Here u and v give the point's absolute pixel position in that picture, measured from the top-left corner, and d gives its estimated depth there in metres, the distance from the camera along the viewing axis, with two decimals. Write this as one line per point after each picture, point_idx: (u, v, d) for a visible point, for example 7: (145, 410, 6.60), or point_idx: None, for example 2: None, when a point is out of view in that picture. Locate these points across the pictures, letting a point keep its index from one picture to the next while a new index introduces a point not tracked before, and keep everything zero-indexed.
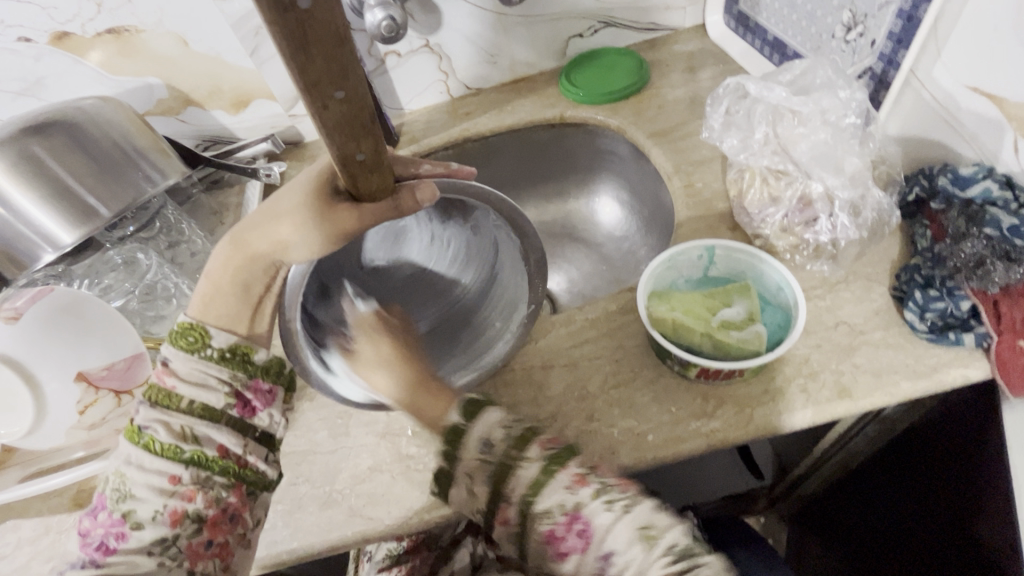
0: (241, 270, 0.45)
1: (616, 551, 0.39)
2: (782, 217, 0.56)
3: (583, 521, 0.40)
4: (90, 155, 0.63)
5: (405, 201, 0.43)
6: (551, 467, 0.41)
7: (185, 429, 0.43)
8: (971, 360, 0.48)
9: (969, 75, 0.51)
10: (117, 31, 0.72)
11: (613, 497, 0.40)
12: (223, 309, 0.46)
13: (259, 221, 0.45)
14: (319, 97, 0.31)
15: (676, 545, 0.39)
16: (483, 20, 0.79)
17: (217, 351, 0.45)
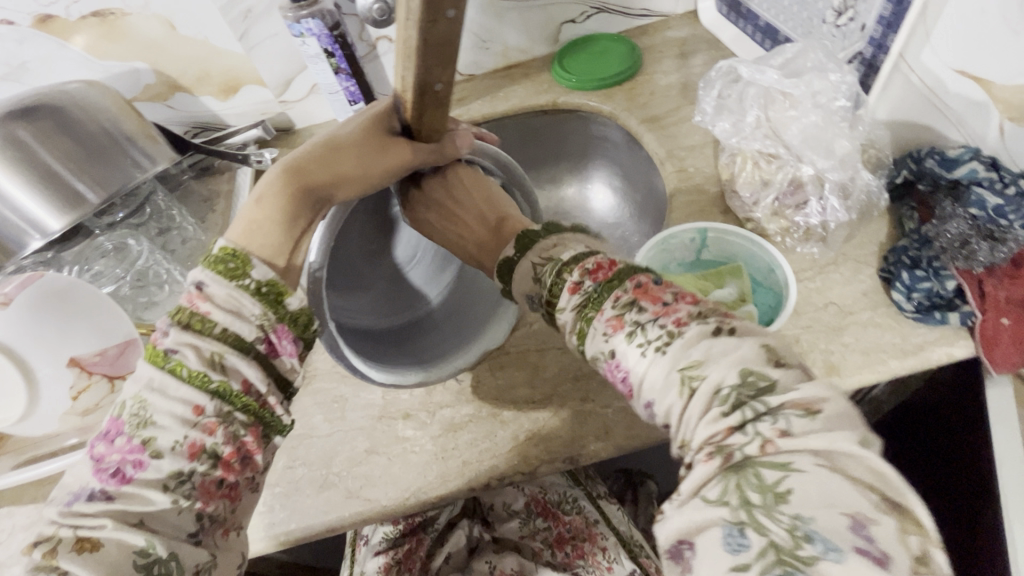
0: (293, 201, 0.45)
1: (655, 399, 0.34)
2: (773, 200, 0.56)
3: (620, 366, 0.35)
4: (77, 140, 0.62)
5: (447, 145, 0.53)
6: (586, 313, 0.38)
7: (214, 356, 0.40)
8: (956, 338, 0.49)
9: (957, 58, 0.51)
10: (103, 15, 0.71)
11: (648, 340, 0.34)
12: (265, 238, 0.44)
13: (314, 152, 0.47)
14: (435, 14, 0.37)
15: (725, 389, 0.31)
16: (476, 4, 0.78)
17: (254, 284, 0.42)
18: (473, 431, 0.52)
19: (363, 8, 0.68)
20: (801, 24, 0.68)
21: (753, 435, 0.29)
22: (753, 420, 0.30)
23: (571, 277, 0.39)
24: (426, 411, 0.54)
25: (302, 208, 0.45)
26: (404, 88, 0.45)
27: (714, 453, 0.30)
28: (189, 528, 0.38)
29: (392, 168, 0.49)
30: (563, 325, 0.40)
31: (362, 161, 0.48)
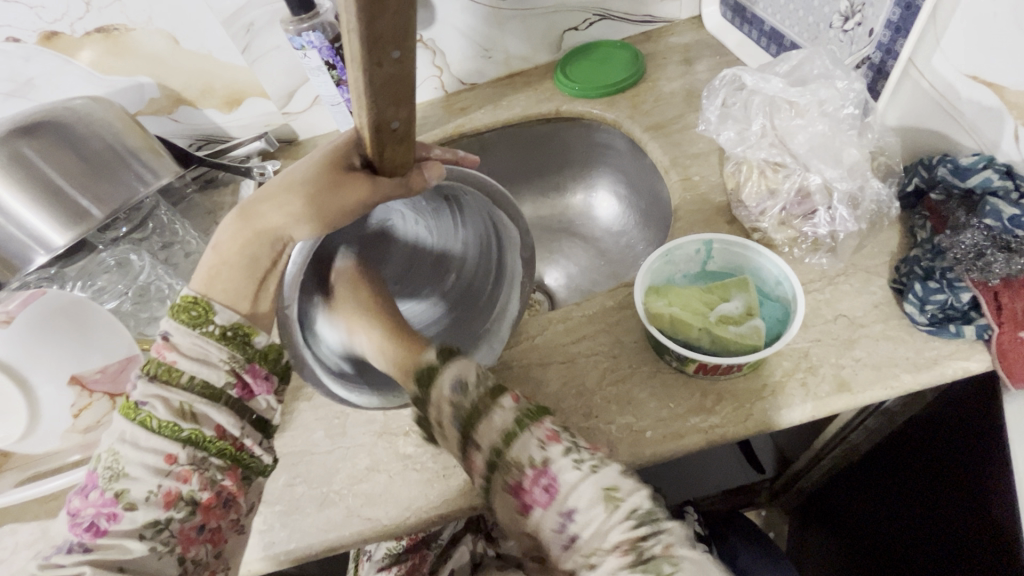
0: (250, 243, 0.43)
1: (580, 509, 0.37)
2: (780, 209, 0.55)
3: (549, 475, 0.38)
4: (81, 155, 0.63)
5: (415, 182, 0.43)
6: (525, 420, 0.40)
7: (184, 406, 0.42)
8: (973, 352, 0.47)
9: (969, 63, 0.50)
10: (107, 30, 0.72)
11: (584, 457, 0.39)
12: (228, 285, 0.44)
13: (274, 194, 0.43)
14: (377, 54, 0.30)
15: (639, 509, 0.37)
16: (477, 14, 0.78)
17: (220, 329, 0.43)
18: None
19: None
20: (807, 28, 0.67)
21: (658, 540, 0.36)
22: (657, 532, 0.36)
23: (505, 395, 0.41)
24: None
25: (262, 255, 0.44)
26: (359, 125, 0.38)
27: (628, 550, 0.35)
28: (172, 571, 0.40)
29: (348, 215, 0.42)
30: (486, 434, 0.40)
31: (316, 203, 0.42)
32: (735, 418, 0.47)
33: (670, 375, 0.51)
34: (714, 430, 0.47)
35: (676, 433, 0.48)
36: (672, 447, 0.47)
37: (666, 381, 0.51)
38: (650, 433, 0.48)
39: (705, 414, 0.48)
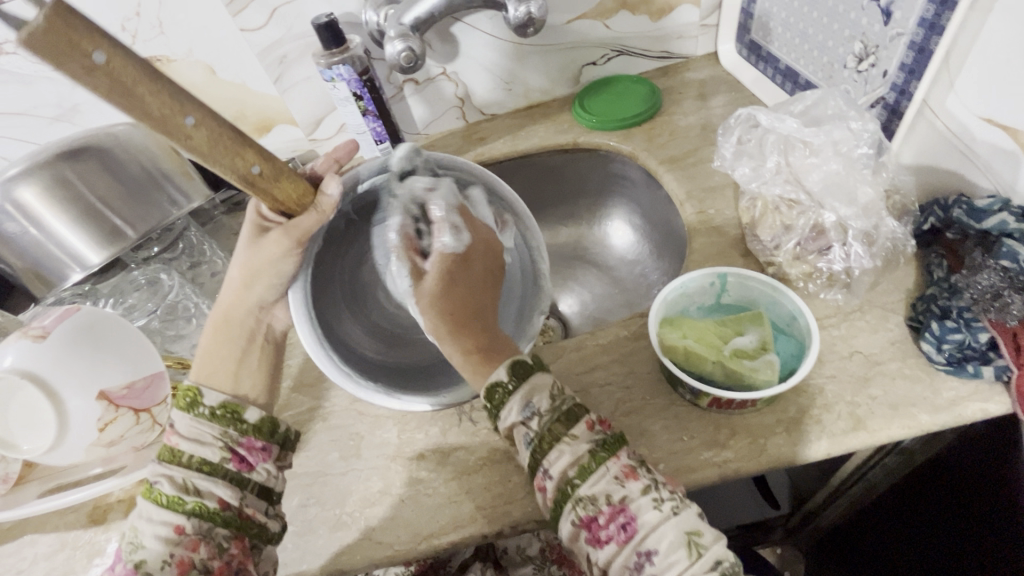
0: (224, 329, 0.55)
1: (659, 551, 0.41)
2: (795, 245, 0.56)
3: (628, 512, 0.42)
4: (119, 179, 0.66)
5: (321, 203, 0.53)
6: (600, 454, 0.44)
7: (186, 481, 0.48)
8: (992, 393, 0.46)
9: (983, 106, 0.51)
10: (150, 61, 0.76)
11: (662, 498, 0.43)
12: (218, 371, 0.53)
13: (230, 287, 0.55)
14: (180, 130, 0.41)
15: (719, 561, 0.41)
16: (500, 49, 0.82)
17: (209, 411, 0.50)
18: (488, 475, 0.52)
19: (390, 55, 0.68)
20: (822, 68, 0.69)
21: None
22: None
23: (579, 424, 0.45)
24: (441, 452, 0.54)
25: (237, 336, 0.55)
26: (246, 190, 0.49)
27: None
28: None
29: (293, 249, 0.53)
30: (557, 461, 0.44)
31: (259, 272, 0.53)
32: (749, 453, 0.47)
33: (684, 407, 0.51)
34: (727, 465, 0.47)
35: (689, 467, 0.47)
36: (685, 481, 0.47)
37: (679, 414, 0.51)
38: (662, 466, 0.48)
39: (718, 448, 0.48)
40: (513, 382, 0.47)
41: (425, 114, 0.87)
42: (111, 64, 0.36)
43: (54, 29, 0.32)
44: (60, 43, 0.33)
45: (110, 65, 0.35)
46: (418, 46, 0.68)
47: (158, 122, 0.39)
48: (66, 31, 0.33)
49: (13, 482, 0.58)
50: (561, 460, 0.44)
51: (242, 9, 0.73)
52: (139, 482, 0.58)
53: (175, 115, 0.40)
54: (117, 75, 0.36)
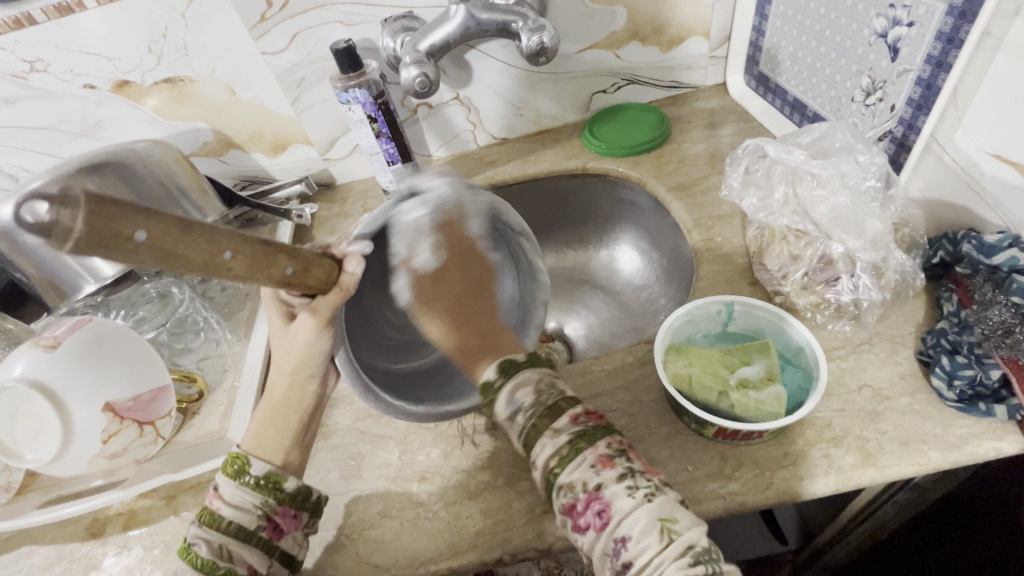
0: (278, 409, 0.52)
1: (632, 537, 0.39)
2: (802, 275, 0.56)
3: (602, 498, 0.40)
4: (138, 193, 0.68)
5: (346, 280, 0.48)
6: (579, 444, 0.43)
7: (223, 546, 0.46)
8: (1006, 433, 0.45)
9: (991, 143, 0.51)
10: (174, 81, 0.78)
11: (638, 485, 0.40)
12: (269, 443, 0.51)
13: (278, 375, 0.53)
14: (221, 266, 0.36)
15: (694, 546, 0.38)
16: (512, 75, 0.83)
17: (253, 479, 0.48)
18: (489, 500, 0.51)
19: (405, 80, 0.70)
20: (830, 100, 0.70)
21: None
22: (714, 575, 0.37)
23: (563, 416, 0.44)
24: (441, 475, 0.54)
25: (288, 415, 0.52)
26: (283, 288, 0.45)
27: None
28: None
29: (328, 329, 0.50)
30: (543, 452, 0.44)
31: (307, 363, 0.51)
32: (755, 485, 0.46)
33: (689, 437, 0.50)
34: (732, 498, 0.46)
35: (694, 498, 0.47)
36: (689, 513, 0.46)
37: (684, 444, 0.50)
38: None
39: (723, 480, 0.47)
40: (499, 380, 0.48)
41: (437, 136, 0.89)
42: (153, 236, 0.31)
43: (95, 229, 0.28)
44: (101, 240, 0.28)
45: (145, 240, 0.30)
46: (431, 72, 0.69)
47: (203, 271, 0.35)
48: (105, 223, 0.28)
49: (15, 491, 0.59)
50: (543, 449, 0.44)
51: (263, 34, 0.75)
52: (140, 496, 0.58)
53: (216, 255, 0.35)
54: (156, 244, 0.31)
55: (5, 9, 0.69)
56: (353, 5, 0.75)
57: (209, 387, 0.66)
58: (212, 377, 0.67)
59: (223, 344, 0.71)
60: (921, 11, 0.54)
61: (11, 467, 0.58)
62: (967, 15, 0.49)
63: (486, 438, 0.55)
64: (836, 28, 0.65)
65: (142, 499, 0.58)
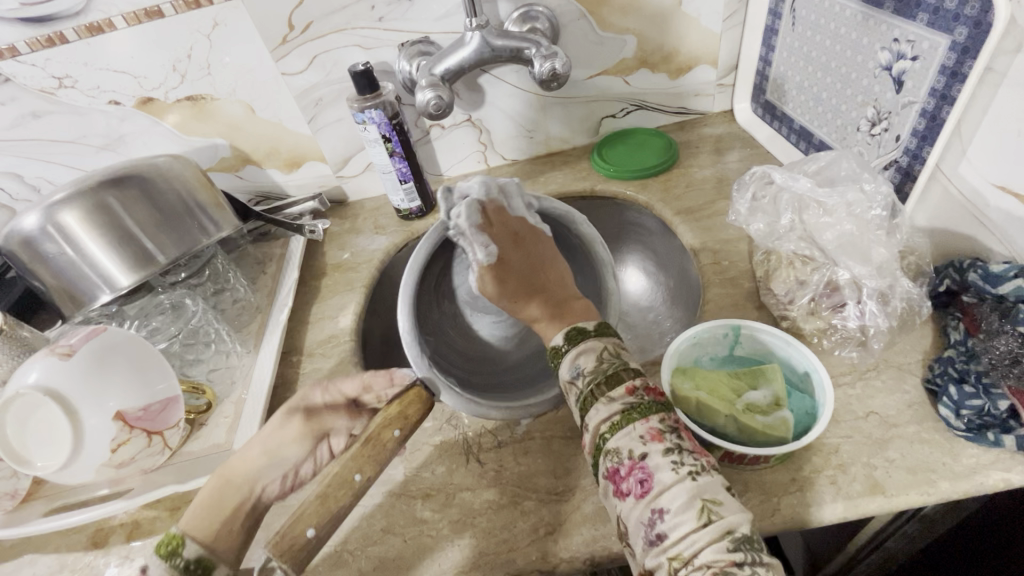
0: (225, 493, 0.49)
1: (670, 509, 0.40)
2: (808, 300, 0.56)
3: (644, 467, 0.42)
4: (156, 206, 0.70)
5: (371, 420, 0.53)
6: (632, 415, 0.45)
7: None
8: (1014, 463, 0.45)
9: (996, 174, 0.51)
10: (195, 99, 0.81)
11: (683, 462, 0.42)
12: (206, 522, 0.46)
13: (254, 444, 0.52)
14: None
15: (733, 532, 0.38)
16: (524, 99, 0.86)
17: (185, 562, 0.43)
18: (493, 519, 0.51)
19: (420, 102, 0.71)
20: (836, 129, 0.71)
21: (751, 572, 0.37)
22: (750, 562, 0.37)
23: (618, 388, 0.47)
24: (446, 493, 0.53)
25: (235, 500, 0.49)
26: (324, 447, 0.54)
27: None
28: None
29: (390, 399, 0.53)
30: (594, 420, 0.47)
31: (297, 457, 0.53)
32: (762, 510, 0.46)
33: None
34: None
35: None
36: None
37: None
38: None
39: None
40: (565, 345, 0.54)
41: (448, 156, 0.91)
42: None
43: None
44: None
45: None
46: (446, 95, 0.71)
47: None
48: None
49: (21, 498, 0.60)
50: (597, 414, 0.47)
51: (284, 56, 0.78)
52: (144, 506, 0.58)
53: None
54: None
55: (39, 28, 0.71)
56: (371, 30, 0.77)
57: (217, 399, 0.67)
58: (220, 389, 0.68)
59: (232, 356, 0.71)
60: (924, 46, 0.55)
61: (18, 474, 0.59)
62: (969, 51, 0.51)
63: (492, 457, 0.55)
64: (841, 60, 0.67)
65: (146, 510, 0.58)
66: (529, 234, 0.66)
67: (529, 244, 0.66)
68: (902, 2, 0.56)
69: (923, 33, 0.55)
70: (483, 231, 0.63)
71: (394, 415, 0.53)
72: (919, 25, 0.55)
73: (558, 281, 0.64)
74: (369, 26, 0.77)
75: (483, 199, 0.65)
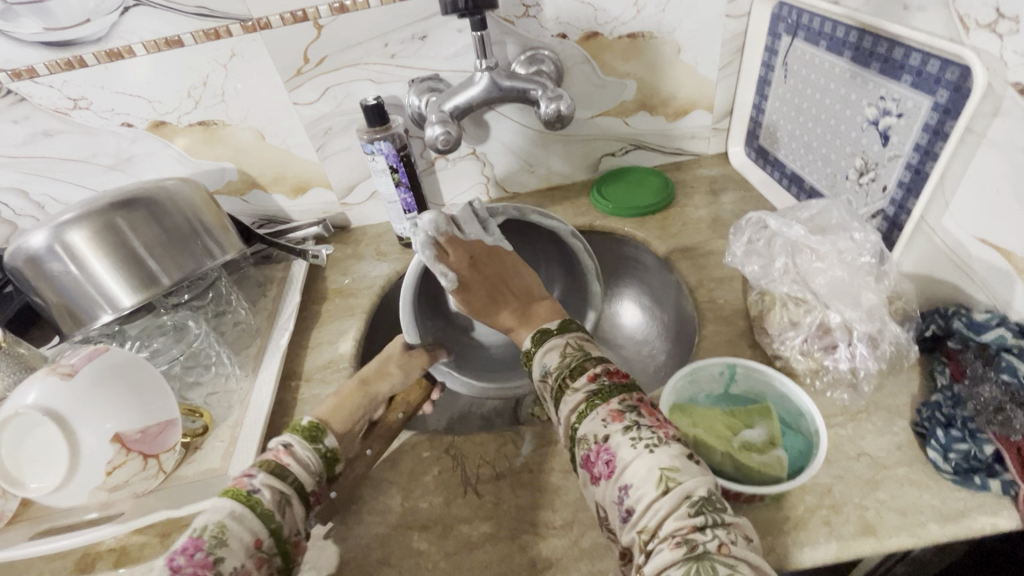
0: (356, 398, 0.60)
1: (633, 484, 0.42)
2: (801, 341, 0.58)
3: (608, 449, 0.45)
4: (164, 228, 0.71)
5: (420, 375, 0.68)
6: (594, 401, 0.48)
7: (282, 500, 0.47)
8: (1000, 507, 0.46)
9: (977, 227, 0.54)
10: (207, 124, 0.83)
11: (641, 436, 0.44)
12: (340, 417, 0.57)
13: (382, 366, 0.65)
14: None
15: (690, 495, 0.41)
16: (527, 135, 0.89)
17: (324, 449, 0.53)
18: (490, 552, 0.51)
19: (429, 137, 0.74)
20: (826, 177, 0.75)
21: (712, 536, 0.39)
22: (711, 524, 0.40)
23: (580, 379, 0.50)
24: (443, 524, 0.53)
25: (361, 403, 0.60)
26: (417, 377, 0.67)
27: (681, 543, 0.39)
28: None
29: (411, 373, 0.67)
30: (564, 412, 0.50)
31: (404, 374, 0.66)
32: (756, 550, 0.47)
33: None
34: None
35: None
36: None
37: None
38: None
39: None
40: (535, 348, 0.57)
41: (451, 187, 0.93)
42: None
43: None
44: None
45: None
46: (454, 130, 0.74)
47: None
48: None
49: (6, 520, 0.59)
50: (566, 406, 0.50)
51: (297, 86, 0.80)
52: (134, 532, 0.57)
53: None
54: None
55: (60, 52, 0.73)
56: (383, 66, 0.80)
57: (214, 422, 0.67)
58: (218, 412, 0.68)
59: (231, 379, 0.71)
60: (908, 105, 0.59)
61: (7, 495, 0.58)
62: (950, 112, 0.54)
63: (490, 488, 0.56)
64: (831, 113, 0.71)
65: (136, 535, 0.57)
66: (487, 249, 0.67)
67: (487, 258, 0.66)
68: (888, 64, 0.60)
69: (907, 92, 0.59)
70: (440, 259, 0.63)
71: (402, 398, 0.66)
72: (903, 85, 0.59)
73: (524, 289, 0.67)
74: (381, 62, 0.80)
75: (435, 231, 0.63)
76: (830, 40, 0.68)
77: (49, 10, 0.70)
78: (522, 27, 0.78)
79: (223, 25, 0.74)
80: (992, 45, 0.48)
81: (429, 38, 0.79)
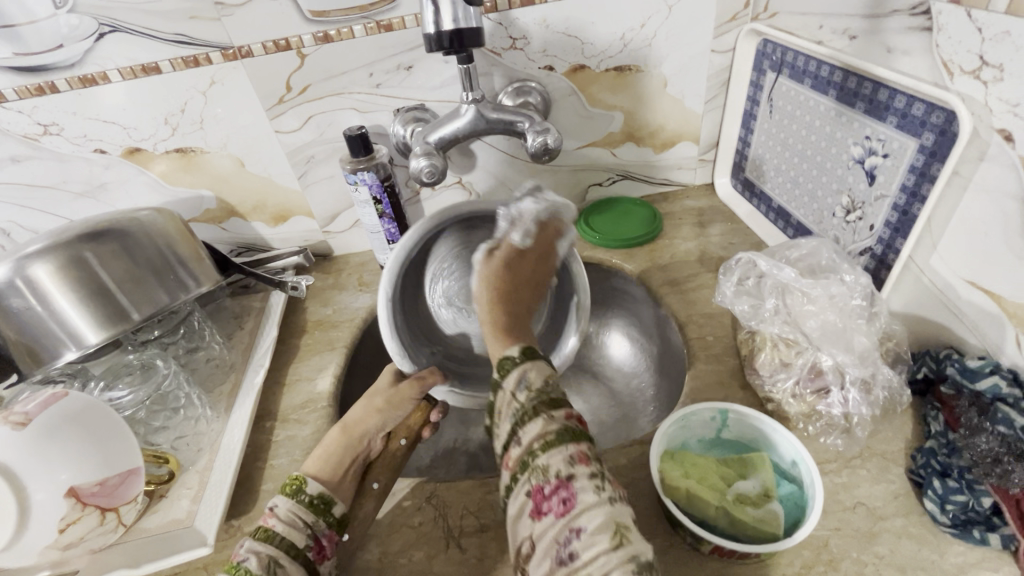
0: (343, 440, 0.58)
1: (587, 529, 0.39)
2: (793, 383, 0.56)
3: (569, 488, 0.41)
4: (135, 262, 0.67)
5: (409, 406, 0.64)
6: (565, 436, 0.45)
7: (271, 562, 0.47)
8: (1001, 564, 0.44)
9: (966, 269, 0.54)
10: (185, 151, 0.80)
11: (605, 487, 0.42)
12: (326, 466, 0.56)
13: (365, 403, 0.63)
14: None
15: (639, 556, 0.38)
16: (514, 165, 0.88)
17: (309, 499, 0.52)
18: None
19: (414, 168, 0.72)
20: (813, 213, 0.74)
21: None
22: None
23: (560, 410, 0.47)
24: None
25: (347, 448, 0.58)
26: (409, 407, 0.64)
27: None
28: None
29: (403, 407, 0.64)
30: (529, 435, 0.46)
31: (393, 403, 0.63)
32: None
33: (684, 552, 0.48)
34: None
35: None
36: None
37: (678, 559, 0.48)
38: None
39: None
40: (520, 357, 0.52)
41: None
42: None
43: None
44: None
45: None
46: (439, 162, 0.72)
47: None
48: None
49: None
50: (533, 429, 0.46)
51: (279, 115, 0.79)
52: None
53: None
54: None
55: (30, 77, 0.71)
56: (368, 95, 0.79)
57: (181, 468, 0.63)
58: (185, 457, 0.64)
59: (201, 421, 0.68)
60: (894, 146, 0.59)
61: None
62: (937, 155, 0.54)
63: (473, 541, 0.53)
64: (817, 149, 0.71)
65: None
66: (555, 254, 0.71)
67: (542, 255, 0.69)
68: (873, 105, 0.61)
69: (893, 133, 0.59)
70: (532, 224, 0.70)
71: (402, 426, 0.64)
72: (888, 127, 0.59)
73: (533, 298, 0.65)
74: (365, 92, 0.79)
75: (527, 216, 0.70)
76: (815, 78, 0.68)
77: (19, 34, 0.67)
78: (509, 59, 0.77)
79: (204, 52, 0.72)
80: (977, 92, 0.49)
81: (415, 68, 0.78)
